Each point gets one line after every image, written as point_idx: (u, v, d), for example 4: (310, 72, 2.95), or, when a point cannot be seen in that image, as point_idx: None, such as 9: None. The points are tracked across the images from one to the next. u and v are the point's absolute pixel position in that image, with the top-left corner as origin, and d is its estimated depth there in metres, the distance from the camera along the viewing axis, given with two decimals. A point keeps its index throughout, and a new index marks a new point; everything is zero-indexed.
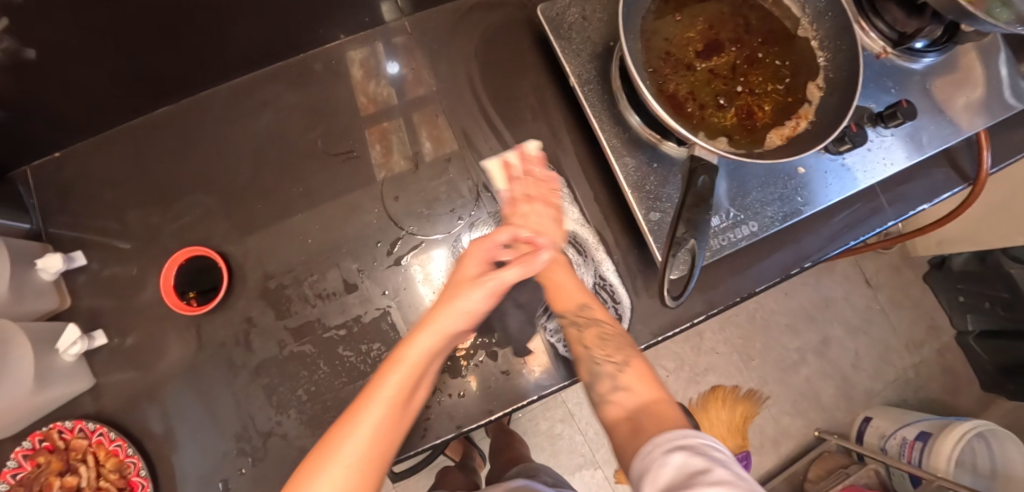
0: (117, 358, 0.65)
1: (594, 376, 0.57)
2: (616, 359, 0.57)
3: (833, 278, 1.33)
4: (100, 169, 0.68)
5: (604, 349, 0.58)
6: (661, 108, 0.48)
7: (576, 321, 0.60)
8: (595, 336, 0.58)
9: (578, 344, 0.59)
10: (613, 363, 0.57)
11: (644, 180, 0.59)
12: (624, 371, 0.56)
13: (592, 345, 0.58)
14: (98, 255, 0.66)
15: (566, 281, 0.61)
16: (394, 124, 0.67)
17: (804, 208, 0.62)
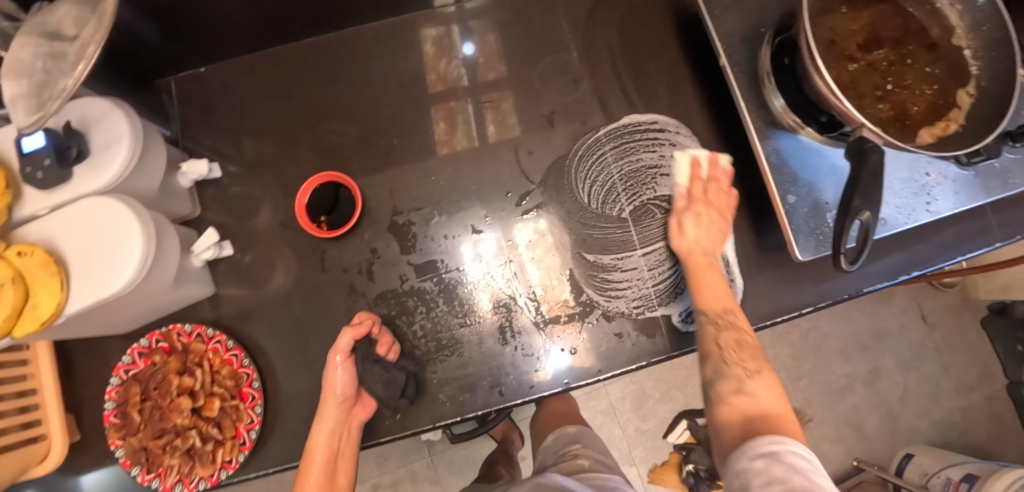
0: (236, 271, 0.66)
1: (718, 374, 0.52)
2: (749, 366, 0.51)
3: (888, 310, 1.34)
4: (242, 90, 0.71)
5: (739, 353, 0.53)
6: (834, 87, 0.49)
7: (716, 322, 0.55)
8: (732, 339, 0.54)
9: (711, 342, 0.54)
10: (744, 367, 0.51)
11: (783, 163, 0.60)
12: (754, 378, 0.50)
13: (728, 347, 0.53)
14: (230, 171, 0.69)
15: (715, 282, 0.58)
16: (532, 84, 0.69)
17: (932, 213, 0.62)
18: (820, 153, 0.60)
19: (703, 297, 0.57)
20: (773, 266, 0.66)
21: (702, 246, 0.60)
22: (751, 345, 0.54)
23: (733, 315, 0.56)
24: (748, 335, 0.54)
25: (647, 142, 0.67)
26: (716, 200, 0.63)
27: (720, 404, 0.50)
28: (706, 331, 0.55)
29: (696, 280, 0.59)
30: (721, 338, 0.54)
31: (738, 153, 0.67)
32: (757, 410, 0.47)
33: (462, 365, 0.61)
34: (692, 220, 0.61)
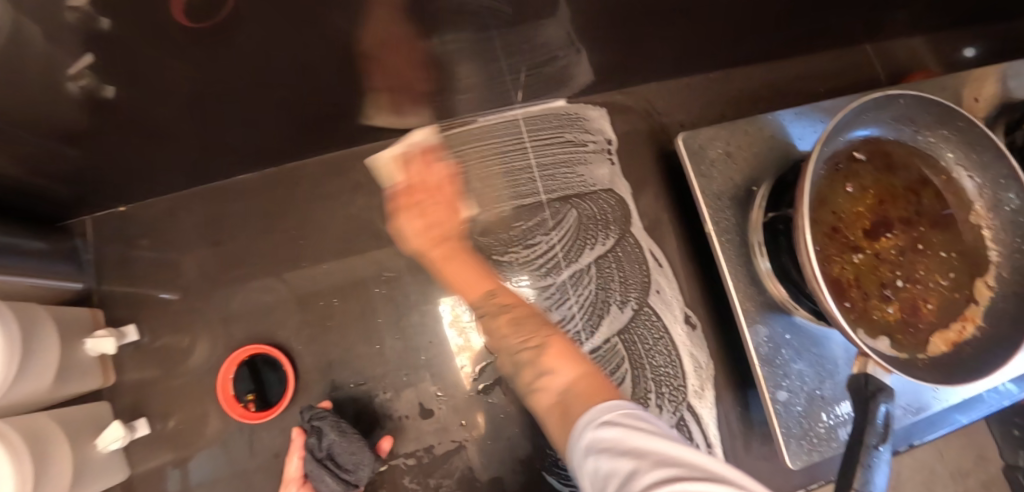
0: (157, 446, 0.59)
1: (515, 369, 0.38)
2: (530, 342, 0.38)
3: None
4: (169, 231, 0.63)
5: (518, 335, 0.39)
6: (837, 310, 0.42)
7: (486, 312, 0.44)
8: (509, 320, 0.41)
9: (494, 337, 0.42)
10: (529, 348, 0.38)
11: (775, 350, 0.52)
12: (545, 354, 0.36)
13: (506, 335, 0.41)
14: (151, 326, 0.61)
15: (463, 267, 0.47)
16: (491, 225, 0.60)
17: (938, 399, 0.56)
18: (817, 336, 0.53)
19: (468, 288, 0.46)
20: (763, 444, 0.58)
21: (427, 236, 0.49)
22: (528, 317, 0.41)
23: (498, 294, 0.44)
24: (521, 307, 0.43)
25: (631, 246, 0.61)
26: (582, 151, 0.61)
27: (511, 359, 0.39)
28: (485, 323, 0.44)
29: (447, 273, 0.47)
30: (501, 320, 0.42)
31: (724, 316, 0.60)
32: (563, 384, 0.33)
33: None
34: (550, 166, 0.60)
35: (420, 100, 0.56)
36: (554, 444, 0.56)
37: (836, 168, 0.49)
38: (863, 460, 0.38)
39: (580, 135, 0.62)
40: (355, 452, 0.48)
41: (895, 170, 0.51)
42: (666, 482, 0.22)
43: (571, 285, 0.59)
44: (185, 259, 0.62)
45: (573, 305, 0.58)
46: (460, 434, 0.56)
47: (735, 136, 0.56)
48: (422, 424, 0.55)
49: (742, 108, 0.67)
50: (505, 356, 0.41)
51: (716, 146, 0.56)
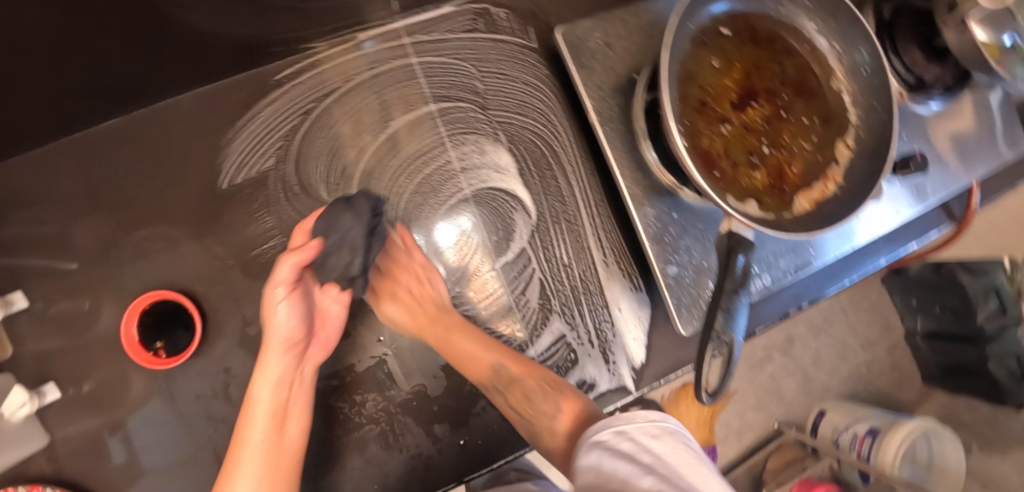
0: (75, 409, 0.57)
1: (529, 419, 0.49)
2: (530, 380, 0.51)
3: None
4: (36, 192, 0.58)
5: (473, 366, 0.52)
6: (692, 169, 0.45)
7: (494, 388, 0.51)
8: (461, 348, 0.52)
9: (510, 414, 0.51)
10: (525, 386, 0.51)
11: (663, 229, 0.55)
12: (548, 406, 0.48)
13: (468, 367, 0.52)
14: (43, 293, 0.58)
15: (466, 345, 0.52)
16: (385, 146, 0.59)
17: (816, 259, 0.62)
18: (700, 213, 0.57)
19: (471, 367, 0.52)
20: (665, 321, 0.63)
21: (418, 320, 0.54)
22: (497, 369, 0.52)
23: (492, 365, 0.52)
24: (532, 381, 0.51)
25: (530, 152, 0.61)
26: (419, 272, 0.56)
27: (526, 422, 0.50)
28: (498, 401, 0.52)
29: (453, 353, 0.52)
30: (525, 399, 0.50)
31: (622, 209, 0.62)
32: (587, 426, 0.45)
33: (344, 481, 0.55)
34: (389, 302, 0.55)
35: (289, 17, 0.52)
36: None
37: (704, 42, 0.50)
38: (724, 303, 0.42)
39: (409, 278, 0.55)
40: (347, 225, 0.46)
41: (760, 43, 0.53)
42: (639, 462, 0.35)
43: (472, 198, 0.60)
44: (64, 218, 0.58)
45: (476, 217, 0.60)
46: (378, 348, 0.58)
47: (615, 26, 0.56)
48: (339, 345, 0.57)
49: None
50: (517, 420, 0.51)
51: (597, 39, 0.56)
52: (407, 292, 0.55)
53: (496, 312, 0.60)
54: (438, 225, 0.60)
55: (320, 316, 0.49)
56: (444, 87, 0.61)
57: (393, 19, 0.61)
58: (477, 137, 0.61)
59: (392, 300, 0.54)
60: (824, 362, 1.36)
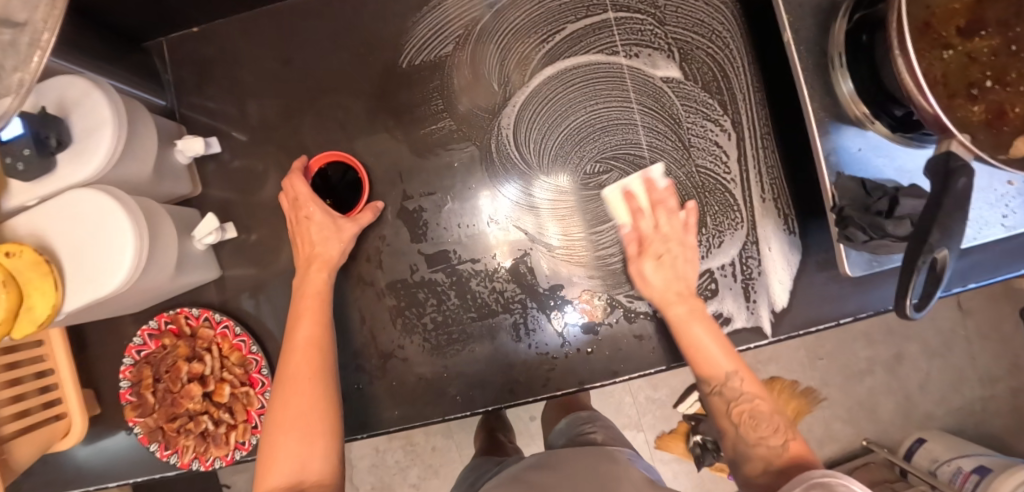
0: (240, 252, 0.64)
1: (715, 379, 0.49)
2: (728, 367, 0.49)
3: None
4: (235, 54, 0.64)
5: (754, 428, 0.45)
6: (912, 74, 0.41)
7: (722, 392, 0.49)
8: (746, 412, 0.47)
9: (724, 418, 0.48)
10: (727, 374, 0.48)
11: (846, 163, 0.52)
12: (741, 381, 0.48)
13: (741, 422, 0.46)
14: (231, 145, 0.64)
15: (702, 343, 0.50)
16: (558, 49, 0.60)
17: (1006, 227, 0.53)
18: (891, 152, 0.52)
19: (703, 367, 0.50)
20: (819, 270, 0.59)
21: (670, 296, 0.53)
22: (766, 413, 0.46)
23: (740, 382, 0.48)
24: (763, 400, 0.47)
25: (703, 75, 0.59)
26: (673, 231, 0.55)
27: (743, 446, 0.45)
28: (716, 403, 0.49)
29: (687, 345, 0.51)
30: (733, 413, 0.47)
31: (790, 144, 0.59)
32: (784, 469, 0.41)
33: (474, 360, 0.59)
34: (653, 262, 0.54)
35: None
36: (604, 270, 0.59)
37: None
38: (942, 218, 0.38)
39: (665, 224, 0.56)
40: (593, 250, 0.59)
41: None
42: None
43: (637, 114, 0.59)
44: (257, 81, 0.64)
45: (638, 133, 0.59)
46: (525, 242, 0.59)
47: None
48: (488, 232, 0.59)
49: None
50: (702, 360, 0.50)
51: None
52: (653, 232, 0.56)
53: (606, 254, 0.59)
54: (580, 156, 0.60)
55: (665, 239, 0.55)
56: None
57: None
58: (654, 57, 0.59)
59: (643, 235, 0.56)
60: (933, 387, 1.24)
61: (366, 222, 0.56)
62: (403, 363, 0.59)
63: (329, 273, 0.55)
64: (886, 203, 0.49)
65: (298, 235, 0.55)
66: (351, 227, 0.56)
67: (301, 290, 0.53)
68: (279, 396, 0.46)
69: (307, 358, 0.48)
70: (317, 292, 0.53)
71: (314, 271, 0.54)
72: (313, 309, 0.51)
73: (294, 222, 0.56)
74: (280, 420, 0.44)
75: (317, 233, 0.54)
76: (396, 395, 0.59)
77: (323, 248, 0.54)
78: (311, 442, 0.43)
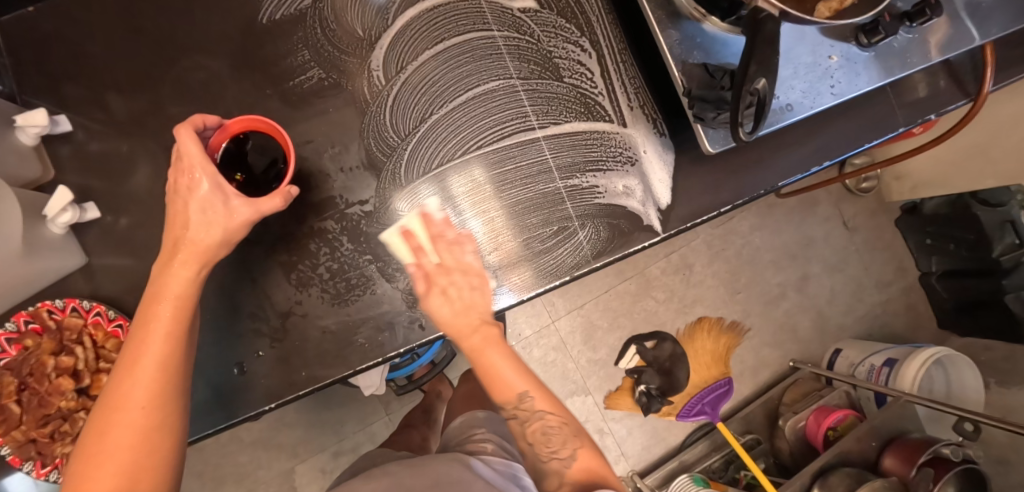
0: (109, 236, 0.59)
1: (542, 473, 0.51)
2: (563, 455, 0.50)
3: (815, 220, 1.38)
4: (80, 29, 0.60)
5: (548, 445, 0.51)
6: None
7: (518, 416, 0.53)
8: (539, 431, 0.52)
9: (522, 438, 0.53)
10: (559, 460, 0.50)
11: (691, 54, 0.57)
12: (571, 467, 0.49)
13: (536, 442, 0.52)
14: (86, 125, 0.60)
15: (500, 359, 0.54)
16: None
17: (833, 98, 0.61)
18: (726, 42, 0.58)
19: (497, 388, 0.53)
20: (691, 166, 0.64)
21: (464, 322, 0.53)
22: (558, 428, 0.52)
23: (532, 399, 0.52)
24: (555, 414, 0.52)
25: (558, 5, 0.63)
26: (548, 220, 0.59)
27: (539, 462, 0.52)
28: (515, 427, 0.53)
29: (483, 362, 0.53)
30: (530, 433, 0.52)
31: (644, 55, 0.64)
32: (580, 471, 0.48)
33: (378, 304, 0.57)
34: (441, 295, 0.53)
35: None
36: (529, 234, 0.60)
37: None
38: (757, 58, 0.44)
39: (540, 206, 0.59)
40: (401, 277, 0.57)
41: None
42: None
43: (503, 44, 0.62)
44: (109, 54, 0.60)
45: (508, 63, 0.62)
46: None
47: None
48: (373, 173, 0.58)
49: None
50: (529, 452, 0.53)
51: None
52: (449, 251, 0.55)
53: (530, 233, 0.60)
54: (482, 143, 0.60)
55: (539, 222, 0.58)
56: None
57: None
58: None
59: (461, 242, 0.56)
60: (838, 301, 1.37)
61: (269, 209, 0.49)
62: (304, 319, 0.57)
63: (196, 270, 0.48)
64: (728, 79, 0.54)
65: (175, 211, 0.48)
66: (244, 210, 0.48)
67: (156, 293, 0.46)
68: (100, 425, 0.40)
69: (151, 378, 0.42)
70: (180, 297, 0.46)
71: (178, 264, 0.47)
72: (172, 316, 0.45)
73: (174, 189, 0.48)
74: (95, 453, 0.38)
75: (198, 215, 0.47)
76: (302, 354, 0.56)
77: (201, 233, 0.47)
78: (130, 479, 0.38)
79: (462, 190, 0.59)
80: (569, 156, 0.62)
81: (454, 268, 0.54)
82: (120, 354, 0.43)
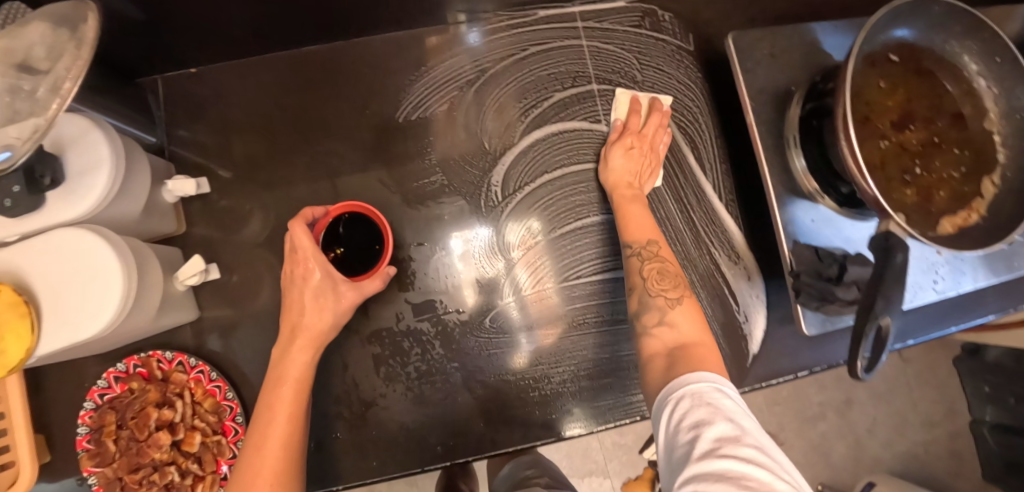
0: (220, 293, 0.63)
1: (643, 306, 0.50)
2: (670, 295, 0.50)
3: None
4: (233, 97, 0.65)
5: (661, 283, 0.51)
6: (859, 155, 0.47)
7: (641, 253, 0.54)
8: (654, 270, 0.52)
9: (636, 274, 0.53)
10: (666, 297, 0.50)
11: (802, 233, 0.59)
12: (677, 307, 0.49)
13: (650, 278, 0.52)
14: (219, 186, 0.64)
15: (642, 213, 0.57)
16: (550, 113, 0.64)
17: (936, 296, 0.60)
18: (837, 224, 0.60)
19: (627, 230, 0.56)
20: (778, 325, 0.65)
21: (627, 180, 0.60)
22: (674, 272, 0.52)
23: (657, 245, 0.54)
24: (662, 258, 0.53)
25: (677, 147, 0.66)
26: (652, 133, 0.62)
27: (643, 297, 0.51)
28: (632, 264, 0.54)
29: (622, 213, 0.58)
30: (646, 269, 0.53)
31: (752, 209, 0.66)
32: (676, 341, 0.45)
33: (455, 411, 0.59)
34: (622, 151, 0.61)
35: None
36: (598, 364, 0.61)
37: (873, 65, 0.55)
38: (884, 291, 0.45)
39: (657, 118, 0.63)
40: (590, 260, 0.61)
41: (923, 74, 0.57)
42: (741, 456, 0.31)
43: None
44: (253, 124, 0.65)
45: None
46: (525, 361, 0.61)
47: (783, 41, 0.62)
48: (475, 284, 0.61)
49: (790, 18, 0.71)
50: (637, 289, 0.52)
51: (762, 49, 0.61)
52: (625, 144, 0.61)
53: (601, 365, 0.61)
54: (570, 265, 0.62)
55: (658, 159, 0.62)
56: (606, 73, 0.67)
57: (573, 3, 0.67)
58: None
59: (617, 143, 0.61)
60: (879, 432, 1.32)
61: (372, 290, 0.53)
62: (385, 411, 0.59)
63: (311, 353, 0.51)
64: (836, 269, 0.57)
65: (291, 297, 0.51)
66: (351, 294, 0.52)
67: (279, 375, 0.49)
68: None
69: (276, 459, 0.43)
70: (298, 380, 0.49)
71: (297, 349, 0.50)
72: (290, 401, 0.47)
73: (289, 276, 0.51)
74: None
75: (312, 303, 0.51)
76: (376, 445, 0.59)
77: (314, 318, 0.51)
78: None
79: (541, 308, 0.62)
80: None
81: (620, 132, 0.63)
82: (246, 435, 0.45)
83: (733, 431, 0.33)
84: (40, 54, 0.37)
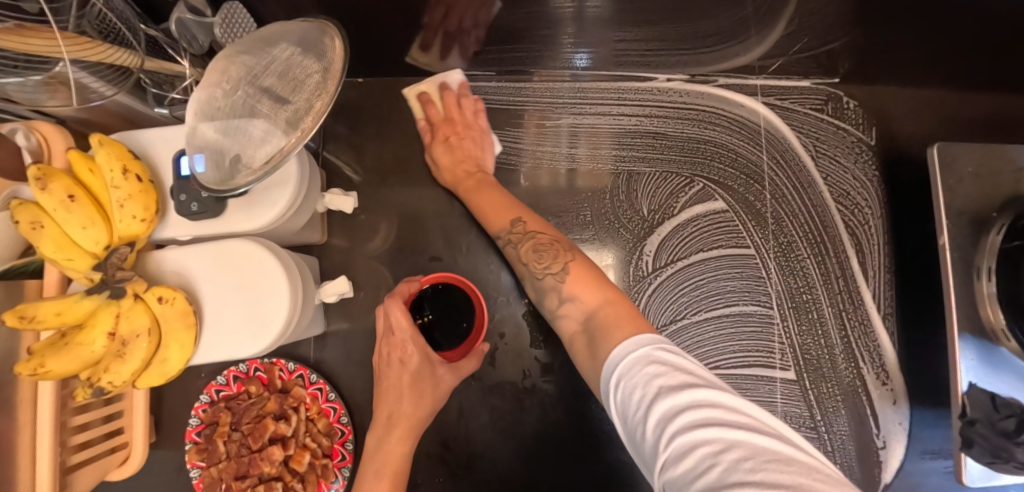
0: (345, 310, 0.61)
1: (541, 292, 0.46)
2: (553, 268, 0.45)
3: None
4: (392, 114, 0.64)
5: (541, 260, 0.46)
6: None
7: (510, 239, 0.51)
8: (529, 249, 0.48)
9: (518, 262, 0.49)
10: (552, 274, 0.45)
11: (979, 376, 0.53)
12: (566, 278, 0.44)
13: (529, 260, 0.48)
14: (363, 200, 0.63)
15: (495, 199, 0.54)
16: (714, 187, 0.61)
17: None
18: (1019, 372, 0.54)
19: (493, 219, 0.52)
20: (919, 459, 0.59)
21: (458, 172, 0.58)
22: (547, 243, 0.47)
23: (523, 222, 0.50)
24: (545, 235, 0.49)
25: (842, 247, 0.62)
26: (467, 116, 0.61)
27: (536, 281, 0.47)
28: (509, 252, 0.51)
29: (475, 204, 0.55)
30: (523, 252, 0.49)
31: (911, 328, 0.61)
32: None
33: (565, 481, 0.57)
34: (441, 143, 0.59)
35: (708, 42, 0.56)
36: None
37: None
38: None
39: (466, 105, 0.61)
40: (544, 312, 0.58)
41: None
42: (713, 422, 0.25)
43: (774, 271, 0.61)
44: (408, 145, 0.64)
45: (770, 286, 0.60)
46: None
47: (992, 159, 0.56)
48: None
49: (991, 128, 0.65)
50: (527, 277, 0.48)
51: (966, 164, 0.56)
52: (444, 131, 0.60)
53: None
54: (709, 350, 0.59)
55: (463, 120, 0.60)
56: (779, 155, 0.62)
57: (757, 76, 0.63)
58: (798, 219, 0.62)
59: (434, 118, 0.61)
60: None
61: (467, 371, 0.51)
62: (493, 466, 0.57)
63: (408, 443, 0.49)
64: (1013, 423, 0.51)
65: (386, 382, 0.49)
66: (449, 377, 0.49)
67: (376, 467, 0.47)
68: None
69: None
70: (395, 471, 0.47)
71: (395, 438, 0.48)
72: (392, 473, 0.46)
73: (382, 359, 0.49)
74: None
75: (410, 388, 0.48)
76: None
77: (437, 385, 0.49)
78: None
79: None
80: (792, 402, 0.59)
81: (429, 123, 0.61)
82: None
83: (686, 378, 0.29)
84: (282, 82, 0.34)
